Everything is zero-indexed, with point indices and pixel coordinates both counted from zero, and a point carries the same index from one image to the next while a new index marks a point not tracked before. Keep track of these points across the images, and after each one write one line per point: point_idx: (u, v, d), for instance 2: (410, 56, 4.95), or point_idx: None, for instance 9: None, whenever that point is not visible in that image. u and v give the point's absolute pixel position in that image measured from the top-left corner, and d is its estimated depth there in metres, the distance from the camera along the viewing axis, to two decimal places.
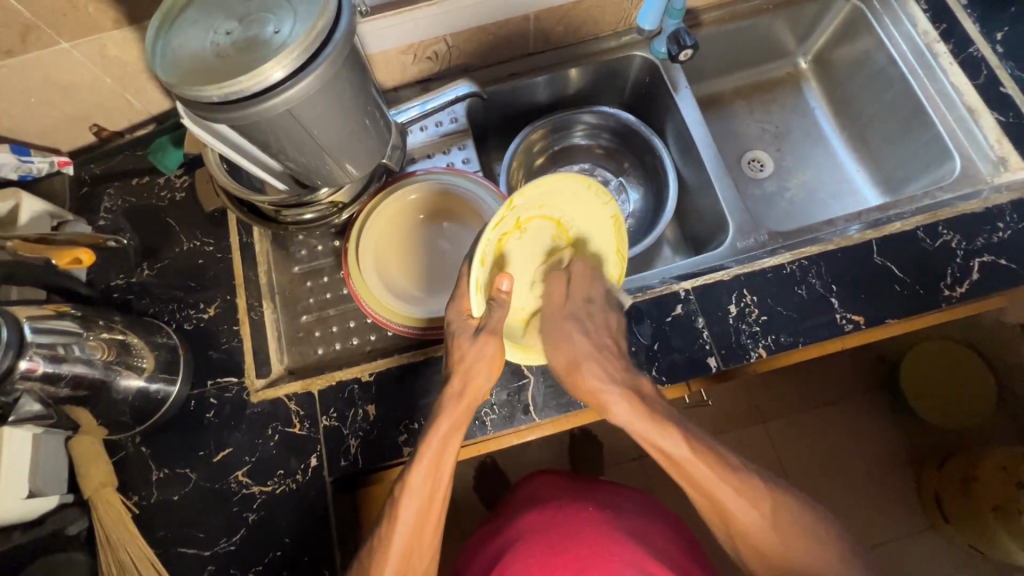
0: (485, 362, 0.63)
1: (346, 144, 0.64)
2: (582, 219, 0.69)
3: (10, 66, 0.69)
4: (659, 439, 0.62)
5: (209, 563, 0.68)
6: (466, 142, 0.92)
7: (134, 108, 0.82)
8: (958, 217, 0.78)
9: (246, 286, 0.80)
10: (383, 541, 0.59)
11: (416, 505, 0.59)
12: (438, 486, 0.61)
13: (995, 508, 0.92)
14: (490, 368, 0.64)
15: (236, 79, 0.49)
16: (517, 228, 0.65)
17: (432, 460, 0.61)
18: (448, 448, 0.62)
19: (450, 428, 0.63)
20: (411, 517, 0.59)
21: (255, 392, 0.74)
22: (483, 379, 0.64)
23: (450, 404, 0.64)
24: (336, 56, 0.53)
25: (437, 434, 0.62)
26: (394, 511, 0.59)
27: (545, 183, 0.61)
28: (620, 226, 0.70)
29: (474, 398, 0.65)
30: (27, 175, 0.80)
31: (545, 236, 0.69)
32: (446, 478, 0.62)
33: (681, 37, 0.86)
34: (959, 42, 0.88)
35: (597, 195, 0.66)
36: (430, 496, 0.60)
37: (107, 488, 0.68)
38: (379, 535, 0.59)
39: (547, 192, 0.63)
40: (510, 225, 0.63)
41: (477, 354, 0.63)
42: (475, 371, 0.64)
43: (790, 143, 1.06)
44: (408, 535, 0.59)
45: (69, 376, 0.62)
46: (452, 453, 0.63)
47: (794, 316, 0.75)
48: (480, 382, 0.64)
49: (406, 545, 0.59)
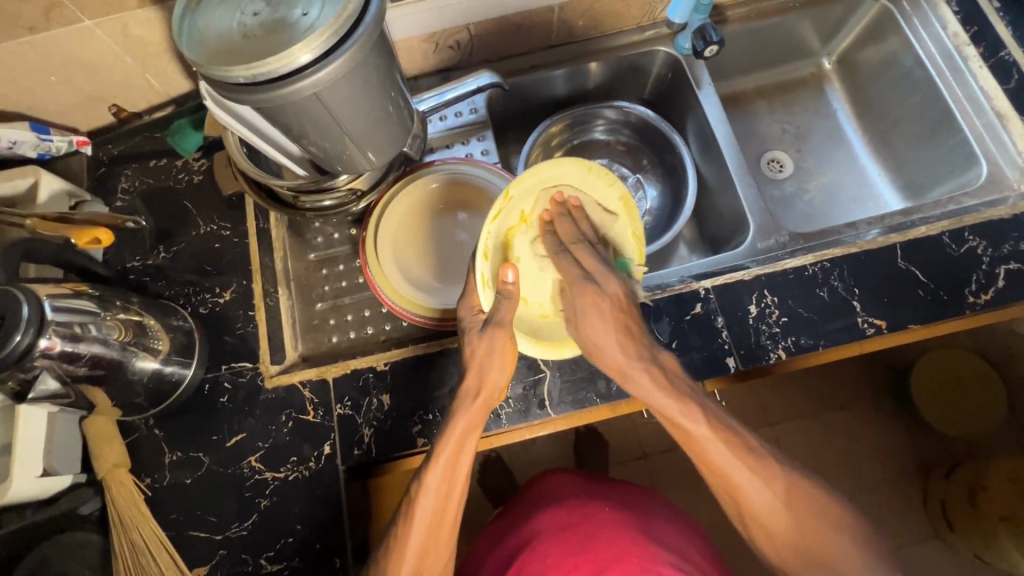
0: (498, 359, 0.64)
1: (370, 130, 0.63)
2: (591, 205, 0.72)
3: (32, 43, 0.68)
4: (678, 415, 0.61)
5: (221, 548, 0.68)
6: (485, 133, 0.91)
7: (154, 90, 0.82)
8: (984, 223, 0.77)
9: (262, 271, 0.80)
10: (399, 545, 0.58)
11: (434, 502, 0.59)
12: (454, 485, 0.61)
13: (1003, 518, 0.93)
14: (504, 363, 0.65)
15: (265, 59, 0.48)
16: (522, 220, 0.70)
17: (449, 459, 0.61)
18: (465, 446, 0.62)
19: (467, 425, 0.63)
20: (429, 513, 0.59)
21: (269, 377, 0.74)
22: (496, 374, 0.65)
23: (466, 404, 0.64)
24: (365, 41, 0.52)
25: (454, 432, 0.62)
26: (410, 510, 0.60)
27: (535, 173, 0.67)
28: (631, 205, 0.70)
29: (489, 395, 0.65)
30: (46, 154, 0.81)
31: None
32: (463, 477, 0.62)
33: (707, 32, 0.86)
34: (990, 45, 0.87)
35: (599, 177, 0.69)
36: (448, 495, 0.60)
37: (121, 469, 0.68)
38: (396, 534, 0.59)
39: (542, 180, 0.68)
40: (514, 217, 0.69)
41: (488, 349, 0.64)
42: (490, 367, 0.64)
43: (810, 145, 1.05)
44: (425, 531, 0.59)
45: (87, 355, 0.61)
46: (469, 453, 0.63)
47: (815, 318, 0.74)
48: (495, 379, 0.65)
49: (423, 545, 0.58)
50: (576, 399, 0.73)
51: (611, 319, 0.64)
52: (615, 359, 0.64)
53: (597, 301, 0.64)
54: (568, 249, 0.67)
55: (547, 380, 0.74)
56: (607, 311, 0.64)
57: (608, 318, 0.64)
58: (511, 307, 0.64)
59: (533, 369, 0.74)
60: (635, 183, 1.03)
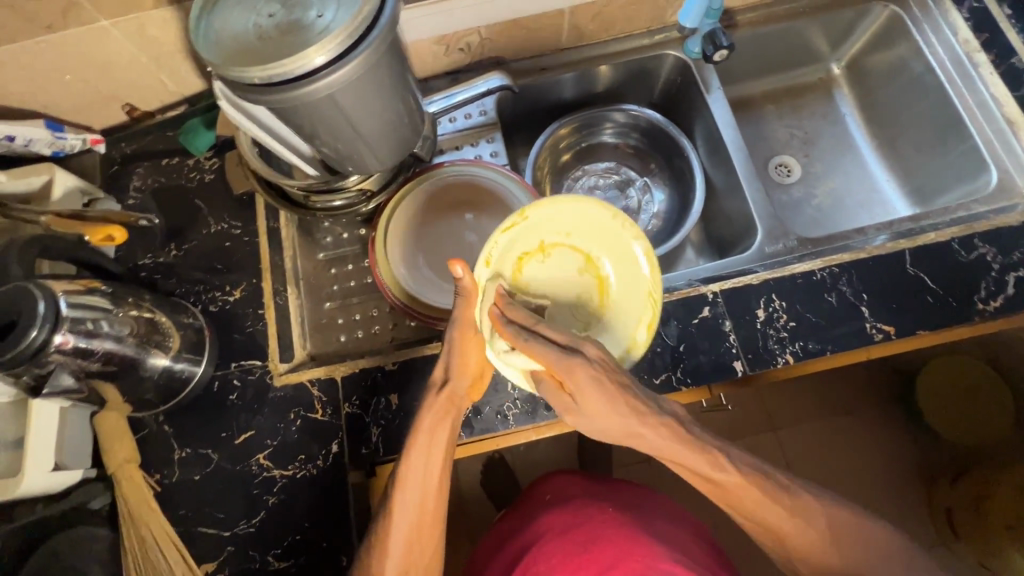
0: (460, 354, 0.64)
1: (381, 132, 0.63)
2: (613, 256, 0.66)
3: (50, 42, 0.69)
4: (709, 469, 0.59)
5: (229, 544, 0.68)
6: (495, 135, 0.91)
7: (167, 89, 0.82)
8: (994, 230, 0.77)
9: (272, 270, 0.80)
10: (381, 542, 0.59)
11: (411, 498, 0.60)
12: (429, 480, 0.61)
13: (1008, 527, 0.93)
14: (466, 360, 0.64)
15: (280, 61, 0.49)
16: (538, 249, 0.67)
17: (421, 456, 0.61)
18: (435, 440, 0.62)
19: (434, 419, 0.63)
20: (408, 511, 0.60)
21: (278, 375, 0.75)
22: (460, 373, 0.65)
23: (430, 401, 0.64)
24: (380, 44, 0.52)
25: (422, 429, 0.62)
26: (389, 509, 0.60)
27: (562, 202, 0.65)
28: (654, 263, 0.64)
29: (454, 390, 0.64)
30: (60, 152, 0.81)
31: (573, 270, 0.67)
32: (439, 471, 0.62)
33: (717, 37, 0.86)
34: (1001, 52, 0.87)
35: (624, 226, 0.65)
36: (425, 491, 0.60)
37: (130, 464, 0.69)
38: (379, 531, 0.60)
39: (569, 214, 0.66)
40: (530, 244, 0.66)
41: (450, 346, 0.64)
42: (454, 365, 0.64)
43: (818, 150, 1.05)
44: (406, 527, 0.59)
45: (101, 351, 0.62)
46: (439, 447, 0.62)
47: (822, 323, 0.74)
48: (460, 378, 0.65)
49: (405, 540, 0.59)
50: None
51: (609, 389, 0.53)
52: (622, 431, 0.57)
53: (585, 381, 0.53)
54: (530, 333, 0.55)
55: None
56: (603, 379, 0.53)
57: (609, 390, 0.53)
58: (465, 305, 0.63)
59: None
60: (642, 186, 1.03)
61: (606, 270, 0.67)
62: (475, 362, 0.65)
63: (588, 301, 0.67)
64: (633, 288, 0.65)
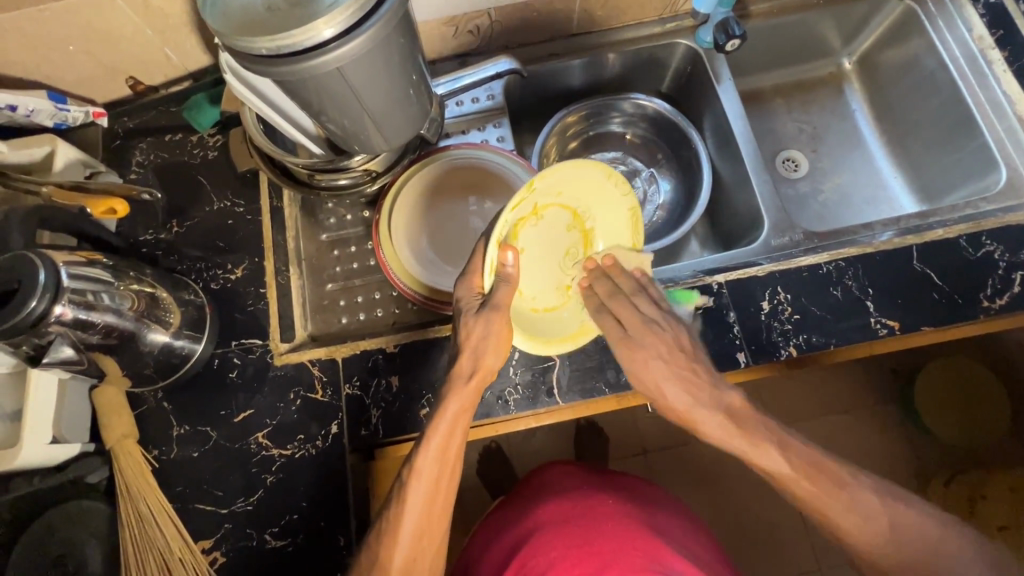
0: (492, 342, 0.63)
1: (389, 110, 0.63)
2: (600, 210, 0.71)
3: (53, 10, 0.68)
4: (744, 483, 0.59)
5: (226, 522, 0.68)
6: (502, 120, 0.90)
7: (171, 64, 0.81)
8: (1002, 228, 0.76)
9: (274, 249, 0.80)
10: (392, 525, 0.58)
11: (425, 487, 0.59)
12: (445, 466, 0.60)
13: (1003, 527, 0.93)
14: (498, 348, 0.64)
15: (288, 32, 0.48)
16: (534, 214, 0.68)
17: (440, 443, 0.60)
18: (457, 428, 0.61)
19: (458, 409, 0.62)
20: (420, 498, 0.58)
21: (279, 355, 0.74)
22: (491, 359, 0.64)
23: (458, 387, 0.63)
24: (389, 18, 0.51)
25: (445, 417, 0.61)
26: (401, 498, 0.59)
27: (562, 169, 0.64)
28: (638, 218, 0.71)
29: (481, 380, 0.64)
30: (62, 124, 0.80)
31: (562, 227, 0.71)
32: (455, 458, 0.61)
33: (729, 26, 0.85)
34: (1015, 49, 0.86)
35: (616, 186, 0.69)
36: (439, 481, 0.60)
37: (128, 440, 0.69)
38: (390, 516, 0.59)
39: (567, 179, 0.67)
40: (527, 210, 0.66)
41: (481, 333, 0.63)
42: (484, 350, 0.63)
43: (827, 145, 1.04)
44: (418, 515, 0.58)
45: (100, 324, 0.61)
46: (460, 435, 0.62)
47: (827, 317, 0.74)
48: (489, 364, 0.64)
49: (416, 526, 0.58)
50: (584, 388, 0.73)
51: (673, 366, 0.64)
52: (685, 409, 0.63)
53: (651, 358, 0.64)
54: (606, 309, 0.68)
55: (557, 368, 0.74)
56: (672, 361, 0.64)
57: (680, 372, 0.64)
58: (508, 291, 0.63)
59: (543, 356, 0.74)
60: (648, 177, 1.02)
61: (590, 224, 0.72)
62: (504, 348, 0.65)
63: (575, 249, 0.72)
64: (615, 240, 0.73)
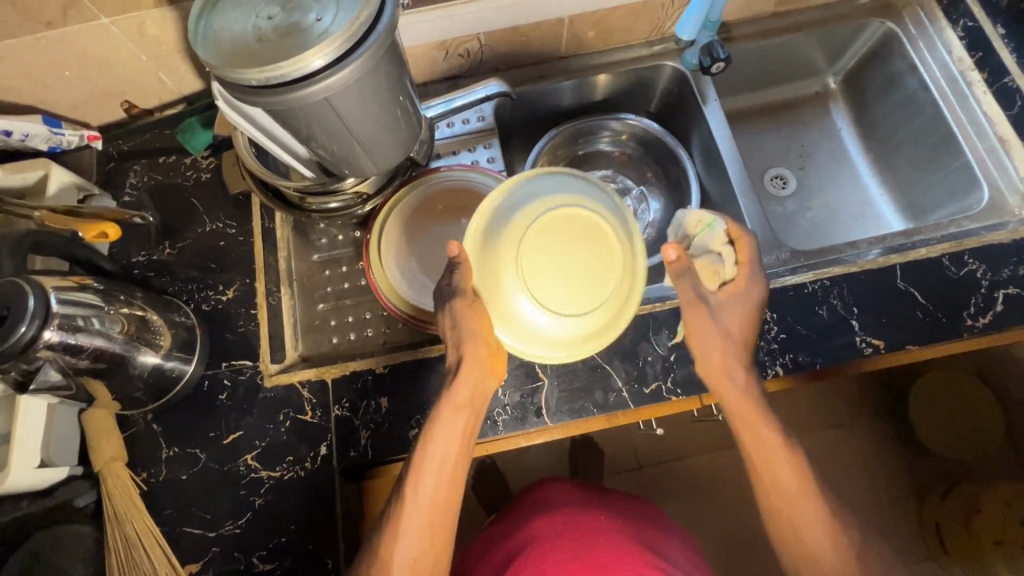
0: (472, 331, 0.62)
1: (378, 136, 0.64)
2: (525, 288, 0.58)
3: (48, 39, 0.69)
4: None
5: (214, 545, 0.68)
6: (491, 141, 0.92)
7: (165, 87, 0.82)
8: (984, 247, 0.77)
9: (266, 271, 0.80)
10: (394, 520, 0.60)
11: (427, 484, 0.60)
12: (444, 460, 0.61)
13: (996, 542, 0.93)
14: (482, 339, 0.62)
15: (277, 63, 0.49)
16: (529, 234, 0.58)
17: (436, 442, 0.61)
18: (452, 427, 0.62)
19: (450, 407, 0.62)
20: (423, 495, 0.60)
21: (268, 376, 0.74)
22: (473, 346, 0.62)
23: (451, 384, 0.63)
24: (377, 48, 0.52)
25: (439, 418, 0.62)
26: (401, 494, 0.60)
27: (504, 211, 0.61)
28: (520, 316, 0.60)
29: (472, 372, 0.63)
30: (57, 147, 0.82)
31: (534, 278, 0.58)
32: (455, 456, 0.62)
33: (714, 49, 0.87)
34: (993, 71, 0.88)
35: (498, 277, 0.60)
36: (438, 480, 0.61)
37: (118, 463, 0.69)
38: (390, 514, 0.61)
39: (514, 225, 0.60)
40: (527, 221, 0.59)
41: (454, 323, 0.62)
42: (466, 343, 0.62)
43: (813, 163, 1.06)
44: (423, 512, 0.60)
45: (89, 348, 0.61)
46: (456, 430, 0.62)
47: (814, 336, 0.75)
48: (473, 357, 0.62)
49: (421, 521, 0.60)
50: (572, 408, 0.73)
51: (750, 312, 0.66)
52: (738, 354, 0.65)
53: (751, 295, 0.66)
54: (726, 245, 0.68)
55: (545, 389, 0.74)
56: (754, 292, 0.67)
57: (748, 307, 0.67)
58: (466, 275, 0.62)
59: (531, 377, 0.75)
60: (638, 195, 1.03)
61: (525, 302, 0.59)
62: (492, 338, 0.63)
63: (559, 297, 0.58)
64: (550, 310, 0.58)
